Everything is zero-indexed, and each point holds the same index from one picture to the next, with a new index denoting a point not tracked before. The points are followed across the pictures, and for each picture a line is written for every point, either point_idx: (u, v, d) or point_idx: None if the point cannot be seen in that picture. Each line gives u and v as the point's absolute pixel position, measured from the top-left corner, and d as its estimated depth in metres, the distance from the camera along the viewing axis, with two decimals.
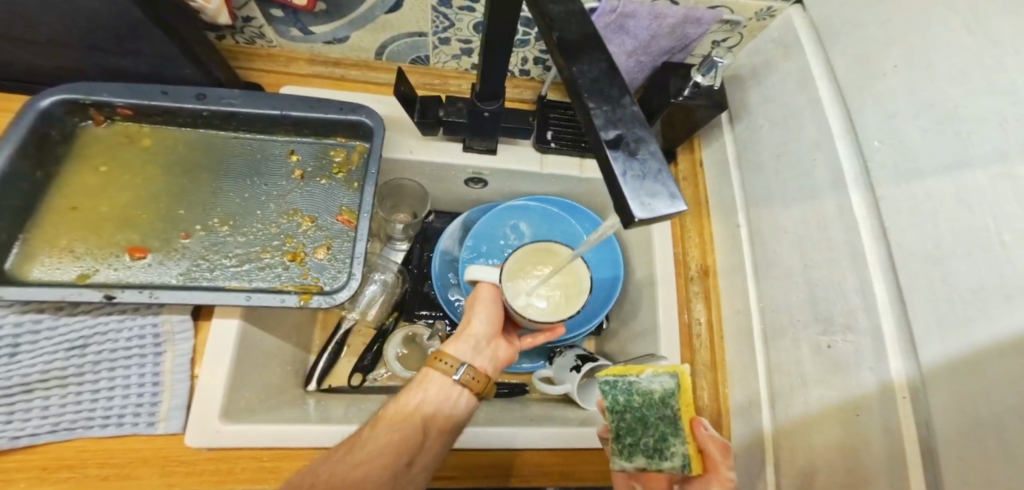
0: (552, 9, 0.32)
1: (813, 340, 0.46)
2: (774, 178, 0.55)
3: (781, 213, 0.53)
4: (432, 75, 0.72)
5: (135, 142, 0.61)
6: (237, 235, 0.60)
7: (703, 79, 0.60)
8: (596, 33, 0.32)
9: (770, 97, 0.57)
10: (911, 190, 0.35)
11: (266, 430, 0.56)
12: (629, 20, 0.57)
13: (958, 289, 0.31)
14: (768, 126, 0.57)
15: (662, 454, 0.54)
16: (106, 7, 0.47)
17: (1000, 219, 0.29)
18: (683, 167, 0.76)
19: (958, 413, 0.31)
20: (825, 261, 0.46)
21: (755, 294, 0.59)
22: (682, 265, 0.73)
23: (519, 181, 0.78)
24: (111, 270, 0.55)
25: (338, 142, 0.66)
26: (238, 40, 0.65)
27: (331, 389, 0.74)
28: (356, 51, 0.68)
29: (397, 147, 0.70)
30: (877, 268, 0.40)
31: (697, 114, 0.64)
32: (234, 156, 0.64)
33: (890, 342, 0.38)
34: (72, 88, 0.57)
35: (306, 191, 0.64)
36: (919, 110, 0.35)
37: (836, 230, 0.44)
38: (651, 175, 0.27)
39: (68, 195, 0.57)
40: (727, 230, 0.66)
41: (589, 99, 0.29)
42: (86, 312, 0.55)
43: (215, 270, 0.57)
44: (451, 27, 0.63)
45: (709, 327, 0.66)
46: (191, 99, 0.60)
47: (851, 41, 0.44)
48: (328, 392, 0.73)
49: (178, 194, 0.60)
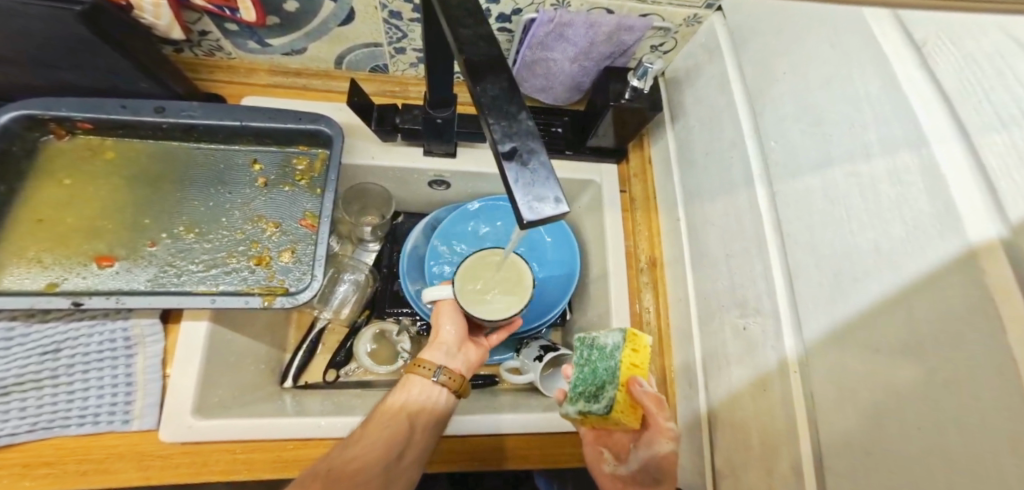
0: (463, 33, 0.36)
1: (733, 323, 0.57)
2: (703, 174, 0.64)
3: (709, 207, 0.63)
4: (391, 83, 0.75)
5: (98, 155, 0.64)
6: (203, 241, 0.64)
7: (638, 83, 0.64)
8: (501, 55, 0.36)
9: (698, 98, 0.64)
10: (796, 184, 0.48)
11: (239, 424, 0.60)
12: (568, 29, 0.60)
13: (827, 271, 0.44)
14: (699, 126, 0.64)
15: (596, 398, 0.59)
16: (55, 26, 0.50)
17: (850, 211, 0.41)
18: (635, 163, 0.80)
19: (842, 377, 0.42)
20: (741, 250, 0.56)
21: (691, 282, 0.66)
22: (632, 257, 0.77)
23: (480, 182, 0.81)
24: (80, 277, 0.58)
25: (300, 150, 0.69)
26: (197, 53, 0.68)
27: (307, 386, 0.77)
28: (315, 61, 0.71)
29: (357, 152, 0.73)
30: (775, 251, 0.51)
31: (639, 115, 0.68)
32: (200, 166, 0.67)
33: (786, 320, 0.49)
34: (32, 104, 0.59)
35: (270, 198, 0.67)
36: (799, 114, 0.47)
37: (747, 219, 0.55)
38: (539, 181, 0.31)
39: (36, 208, 0.60)
40: (672, 225, 0.71)
41: (489, 115, 0.33)
42: (59, 318, 0.58)
43: (182, 276, 0.61)
44: (404, 38, 0.66)
45: (657, 315, 0.72)
46: (150, 111, 0.63)
47: (755, 48, 0.54)
48: (304, 388, 0.76)
49: (144, 205, 0.64)
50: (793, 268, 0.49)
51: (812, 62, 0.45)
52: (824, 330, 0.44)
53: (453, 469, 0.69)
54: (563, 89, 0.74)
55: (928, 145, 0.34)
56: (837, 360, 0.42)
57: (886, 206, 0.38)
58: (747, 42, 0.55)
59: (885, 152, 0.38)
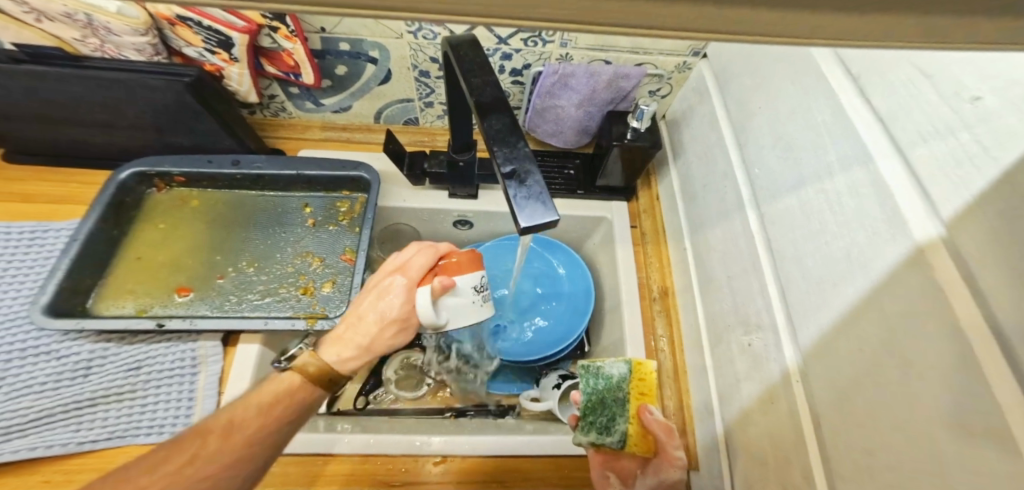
0: (475, 82, 0.45)
1: (739, 341, 0.60)
2: (703, 204, 0.69)
3: (710, 235, 0.67)
4: (421, 134, 0.85)
5: (186, 203, 0.77)
6: (261, 274, 0.73)
7: (638, 124, 0.71)
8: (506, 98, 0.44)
9: (695, 137, 0.71)
10: (778, 204, 0.52)
11: None
12: (570, 79, 0.69)
13: (811, 281, 0.47)
14: (697, 162, 0.70)
15: (608, 431, 0.61)
16: (166, 98, 0.63)
17: (822, 223, 0.46)
18: (643, 201, 0.87)
19: (834, 380, 0.44)
20: (740, 271, 0.60)
21: (700, 307, 0.70)
22: (646, 288, 0.81)
23: (500, 221, 0.89)
24: (165, 306, 0.68)
25: (343, 195, 0.80)
26: (265, 114, 0.81)
27: (339, 412, 0.81)
28: (359, 117, 0.83)
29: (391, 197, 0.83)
30: (768, 268, 0.55)
31: (642, 154, 0.75)
32: (261, 211, 0.78)
33: (784, 332, 0.52)
34: (143, 162, 0.73)
35: (317, 236, 0.77)
36: (775, 143, 0.53)
37: (742, 242, 0.59)
38: (533, 195, 0.37)
39: (135, 248, 0.72)
40: (681, 255, 0.76)
41: (494, 145, 0.41)
42: (144, 340, 0.68)
43: (242, 303, 0.70)
44: (433, 93, 0.77)
45: (671, 341, 0.75)
46: (227, 164, 0.75)
47: (736, 89, 0.61)
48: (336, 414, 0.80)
49: (215, 244, 0.75)
50: (784, 282, 0.52)
51: (782, 95, 0.51)
52: (814, 336, 0.47)
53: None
54: (573, 134, 0.82)
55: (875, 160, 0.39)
56: (829, 364, 0.45)
57: (850, 216, 0.42)
58: (731, 84, 0.62)
59: (843, 169, 0.43)
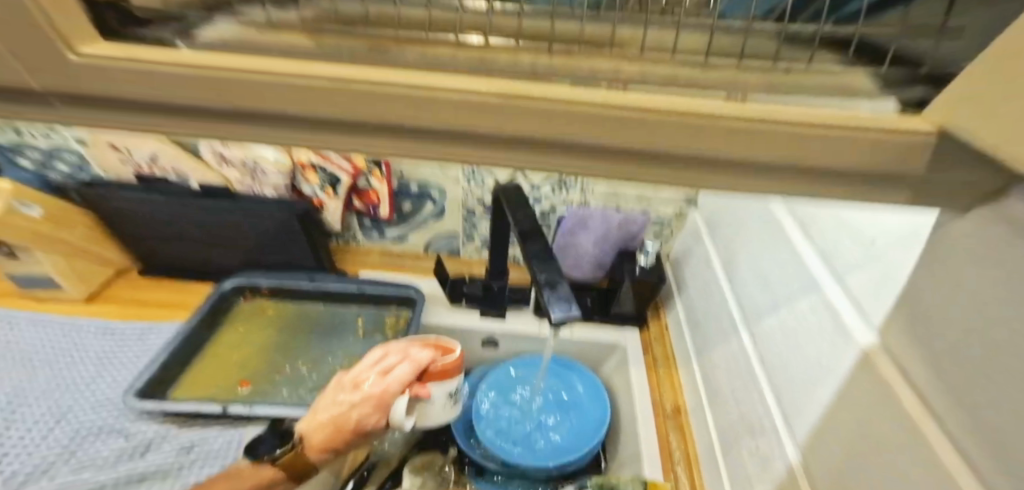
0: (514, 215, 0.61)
1: (750, 453, 0.62)
2: (705, 329, 0.78)
3: (713, 355, 0.75)
4: (461, 263, 1.01)
5: (264, 312, 0.91)
6: (310, 373, 0.82)
7: (645, 260, 0.87)
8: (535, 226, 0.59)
9: (693, 272, 0.84)
10: (761, 322, 0.62)
11: None
12: (589, 219, 0.88)
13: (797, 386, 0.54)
14: (697, 292, 0.82)
15: None
16: (281, 220, 0.85)
17: (794, 334, 0.55)
18: (654, 331, 0.95)
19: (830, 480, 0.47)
20: (741, 385, 0.66)
21: (712, 427, 0.73)
22: (660, 406, 0.83)
23: (523, 342, 0.97)
24: (229, 396, 0.77)
25: (394, 311, 0.92)
26: (338, 242, 1.00)
27: None
28: (412, 247, 1.00)
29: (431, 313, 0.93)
30: (762, 380, 0.61)
31: (650, 284, 0.87)
32: (323, 322, 0.90)
33: (784, 438, 0.56)
34: (243, 275, 0.91)
35: (365, 345, 0.87)
36: (752, 273, 0.65)
37: (740, 359, 0.67)
38: (566, 298, 0.49)
39: (216, 347, 0.84)
40: (691, 378, 0.82)
41: (532, 260, 0.54)
42: (202, 426, 0.75)
43: (290, 397, 0.78)
44: (475, 228, 0.95)
45: (687, 458, 0.75)
46: (306, 280, 0.91)
47: (720, 234, 0.76)
48: None
49: (280, 347, 0.86)
50: (778, 391, 0.58)
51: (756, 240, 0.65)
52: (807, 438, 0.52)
53: None
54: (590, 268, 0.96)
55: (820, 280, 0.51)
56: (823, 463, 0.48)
57: (813, 326, 0.51)
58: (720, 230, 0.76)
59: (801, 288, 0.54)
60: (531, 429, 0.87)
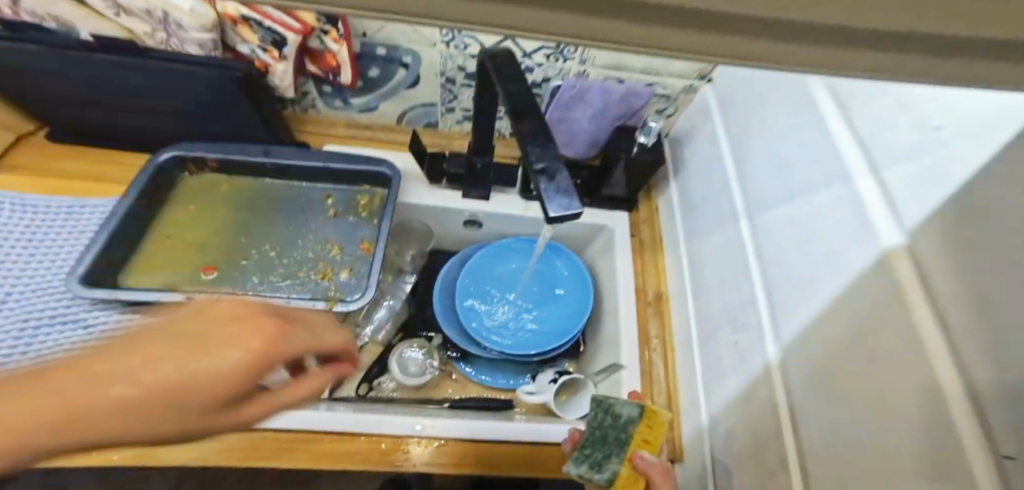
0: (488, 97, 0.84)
1: (727, 342, 0.75)
2: (705, 211, 0.89)
3: (707, 240, 0.87)
4: (439, 135, 1.22)
5: (214, 185, 1.12)
6: (280, 256, 1.05)
7: (647, 137, 0.97)
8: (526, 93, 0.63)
9: (700, 148, 0.95)
10: (782, 205, 0.67)
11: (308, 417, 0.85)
12: (587, 94, 0.96)
13: (805, 276, 0.59)
14: (700, 169, 0.94)
15: (601, 469, 0.78)
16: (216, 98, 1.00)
17: (839, 233, 0.54)
18: (646, 208, 1.12)
19: (811, 373, 0.56)
20: (736, 293, 0.74)
21: (691, 310, 0.89)
22: (643, 292, 1.01)
23: (505, 222, 1.21)
24: (191, 281, 0.98)
25: (365, 189, 1.14)
26: (294, 110, 1.19)
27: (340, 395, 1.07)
28: (380, 117, 1.20)
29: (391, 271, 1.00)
30: (761, 277, 0.69)
31: (645, 165, 0.99)
32: (285, 199, 1.12)
33: (770, 334, 0.64)
34: (181, 149, 1.08)
35: (337, 224, 1.10)
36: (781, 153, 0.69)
37: (741, 247, 0.74)
38: (563, 188, 0.53)
39: (165, 228, 1.05)
40: (675, 261, 1.00)
41: (531, 145, 0.58)
42: (166, 313, 0.94)
43: (263, 285, 1.00)
44: (454, 99, 1.13)
45: (663, 360, 0.93)
46: (262, 154, 1.10)
47: (744, 107, 0.83)
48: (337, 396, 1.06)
49: (241, 228, 1.07)
50: (772, 288, 0.66)
51: (715, 148, 0.88)
52: (794, 335, 0.60)
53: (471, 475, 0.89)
54: (582, 147, 1.08)
55: (869, 172, 0.52)
56: (800, 354, 0.58)
57: (840, 220, 0.55)
58: (683, 169, 1.01)
59: (836, 181, 0.57)
60: (510, 319, 1.17)
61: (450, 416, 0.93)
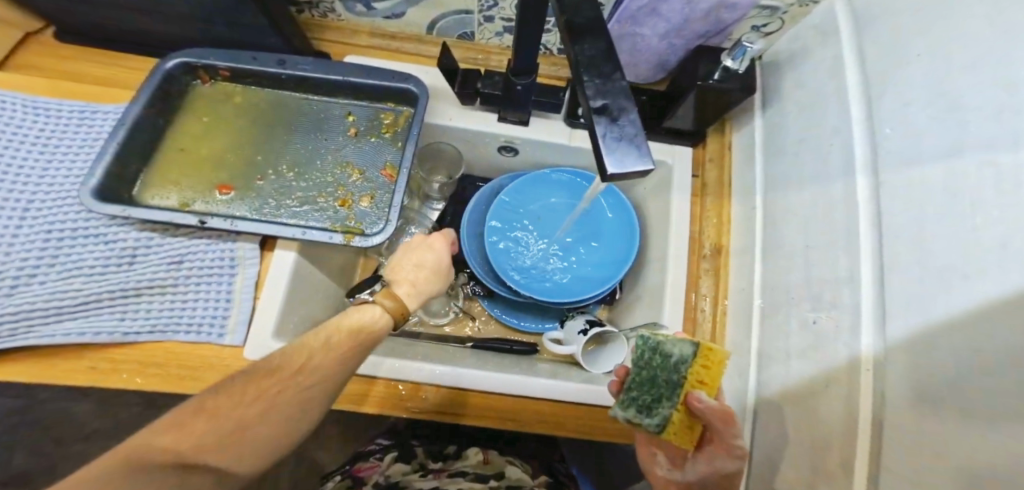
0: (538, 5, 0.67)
1: (804, 317, 0.67)
2: (795, 160, 0.77)
3: (795, 198, 0.75)
4: (476, 51, 1.06)
5: (231, 99, 1.02)
6: (297, 177, 0.97)
7: (733, 62, 0.80)
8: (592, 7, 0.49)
9: (803, 80, 0.78)
10: (917, 171, 0.52)
11: None
12: (662, 5, 0.77)
13: (931, 267, 0.48)
14: (795, 110, 0.79)
15: (650, 412, 0.74)
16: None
17: (990, 223, 0.43)
18: (713, 148, 0.99)
19: (913, 380, 0.49)
20: (829, 268, 0.64)
21: (759, 271, 0.81)
22: (698, 243, 0.94)
23: (544, 152, 1.09)
24: (205, 202, 0.92)
25: (389, 108, 1.03)
26: (312, 15, 1.04)
27: None
28: (409, 26, 1.04)
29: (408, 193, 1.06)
30: (868, 250, 0.57)
31: (726, 96, 0.84)
32: (305, 115, 1.02)
33: (867, 325, 0.56)
34: (190, 56, 0.97)
35: (358, 145, 1.00)
36: (932, 101, 0.53)
37: (841, 215, 0.63)
38: (625, 137, 0.42)
39: (181, 144, 0.97)
40: (744, 212, 0.89)
41: (585, 75, 0.46)
42: (184, 235, 0.91)
43: (281, 208, 0.94)
44: (495, 8, 0.94)
45: (713, 318, 0.89)
46: (276, 64, 0.98)
47: (884, 31, 0.64)
48: None
49: (258, 146, 0.99)
50: (887, 264, 0.55)
51: (839, 80, 0.69)
52: (902, 332, 0.51)
53: (504, 426, 0.90)
54: (647, 68, 0.95)
55: None
56: (909, 355, 0.50)
57: (988, 207, 0.43)
58: (779, 100, 0.84)
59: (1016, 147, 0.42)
60: (542, 260, 1.10)
61: (482, 369, 0.91)
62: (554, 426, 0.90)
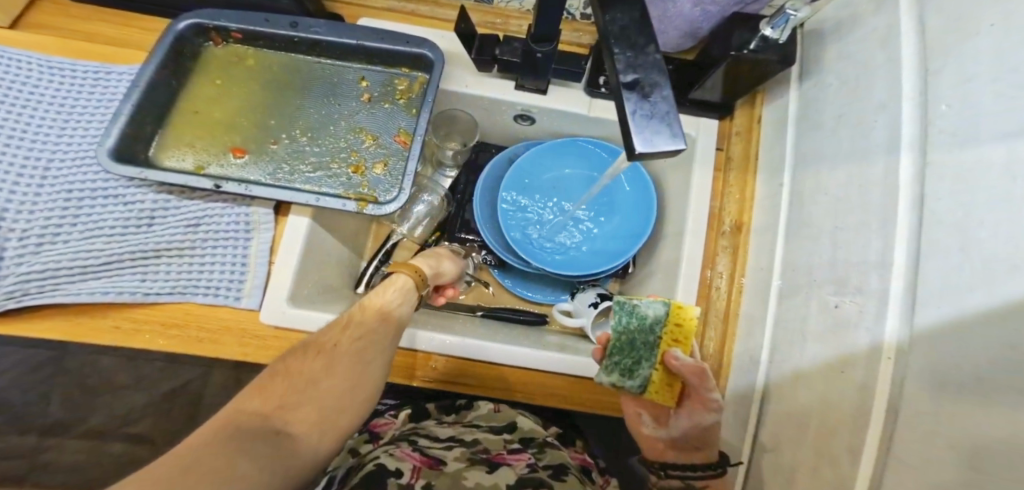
0: None
1: (826, 300, 0.66)
2: (830, 138, 0.73)
3: (828, 177, 0.71)
4: (494, 16, 1.01)
5: (242, 61, 1.00)
6: (310, 142, 0.96)
7: (771, 31, 0.74)
8: None
9: (848, 50, 0.73)
10: (972, 151, 0.48)
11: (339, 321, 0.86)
12: None
13: (974, 261, 0.46)
14: (837, 83, 0.74)
15: (632, 373, 0.80)
16: None
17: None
18: (741, 120, 0.96)
19: (937, 373, 0.48)
20: (859, 254, 0.61)
21: (781, 251, 0.79)
22: (717, 220, 0.93)
23: (561, 121, 1.06)
24: (220, 166, 0.92)
25: (403, 73, 1.00)
26: None
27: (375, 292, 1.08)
28: None
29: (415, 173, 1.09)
30: (906, 236, 0.55)
31: (761, 65, 0.79)
32: (317, 77, 1.00)
33: (893, 313, 0.54)
34: (201, 17, 0.95)
35: (372, 111, 0.98)
36: (995, 75, 0.47)
37: (875, 198, 0.60)
38: (657, 115, 0.41)
39: (193, 107, 0.96)
40: (768, 190, 0.86)
41: (616, 47, 0.44)
42: (201, 198, 0.91)
43: (294, 174, 0.93)
44: None
45: (728, 296, 0.87)
46: (287, 26, 0.95)
47: None
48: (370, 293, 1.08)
49: (271, 111, 0.98)
50: (925, 255, 0.52)
51: (890, 51, 0.63)
52: (934, 321, 0.49)
53: (514, 398, 0.91)
54: (676, 36, 0.90)
55: None
56: (937, 349, 0.48)
57: None
58: (819, 72, 0.79)
59: None
60: (555, 231, 1.09)
61: (498, 342, 0.92)
62: (562, 397, 0.91)
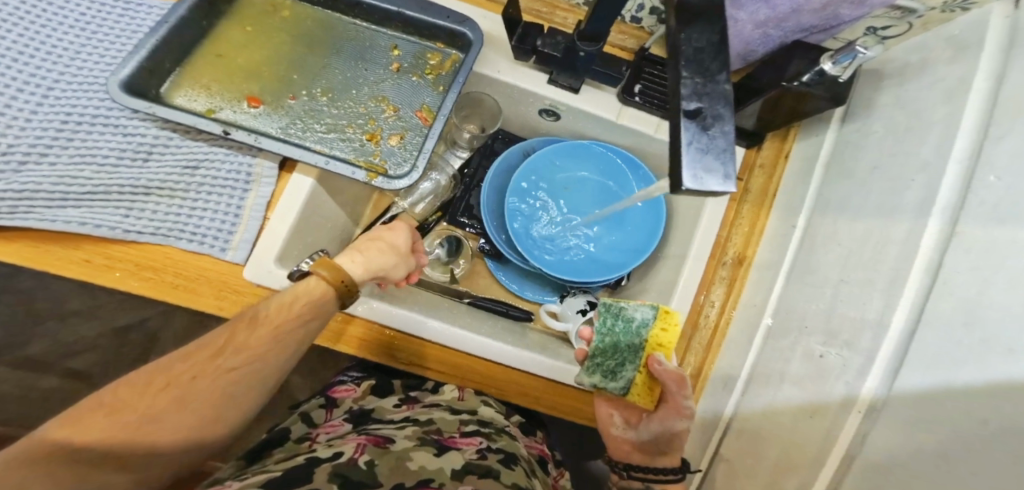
0: None
1: (812, 348, 0.66)
2: (853, 190, 0.73)
3: (844, 226, 0.71)
4: (543, 5, 0.98)
5: (277, 11, 0.95)
6: (331, 103, 0.92)
7: (832, 66, 0.71)
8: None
9: (894, 105, 0.72)
10: (995, 228, 0.48)
11: None
12: None
13: (980, 333, 0.45)
14: (875, 135, 0.73)
15: (614, 376, 0.80)
16: None
17: None
18: (767, 154, 0.95)
19: (923, 439, 0.47)
20: (856, 308, 0.62)
21: (778, 291, 0.79)
22: (721, 249, 0.94)
23: (584, 122, 1.04)
24: (233, 113, 0.88)
25: (437, 47, 0.96)
26: None
27: None
28: None
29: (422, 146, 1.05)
30: (909, 298, 0.55)
31: (807, 98, 0.78)
32: (349, 38, 0.96)
33: (878, 367, 0.55)
34: None
35: (399, 82, 0.95)
36: None
37: (889, 256, 0.60)
38: (712, 151, 0.39)
39: (215, 47, 0.92)
40: (777, 228, 0.86)
41: (684, 71, 0.42)
42: (204, 142, 0.87)
43: (307, 133, 0.90)
44: None
45: (715, 325, 0.89)
46: None
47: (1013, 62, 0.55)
48: None
49: (293, 64, 0.93)
50: (925, 320, 0.52)
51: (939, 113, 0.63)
52: (921, 389, 0.49)
53: (494, 392, 0.91)
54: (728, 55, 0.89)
55: None
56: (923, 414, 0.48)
57: None
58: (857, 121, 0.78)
59: None
60: (560, 232, 1.08)
61: (485, 335, 0.90)
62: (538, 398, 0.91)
